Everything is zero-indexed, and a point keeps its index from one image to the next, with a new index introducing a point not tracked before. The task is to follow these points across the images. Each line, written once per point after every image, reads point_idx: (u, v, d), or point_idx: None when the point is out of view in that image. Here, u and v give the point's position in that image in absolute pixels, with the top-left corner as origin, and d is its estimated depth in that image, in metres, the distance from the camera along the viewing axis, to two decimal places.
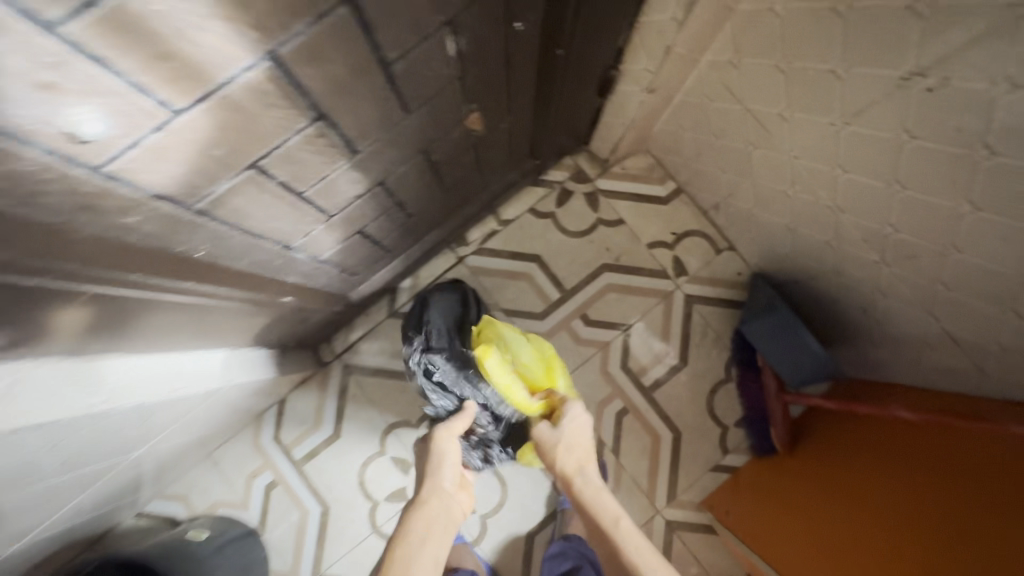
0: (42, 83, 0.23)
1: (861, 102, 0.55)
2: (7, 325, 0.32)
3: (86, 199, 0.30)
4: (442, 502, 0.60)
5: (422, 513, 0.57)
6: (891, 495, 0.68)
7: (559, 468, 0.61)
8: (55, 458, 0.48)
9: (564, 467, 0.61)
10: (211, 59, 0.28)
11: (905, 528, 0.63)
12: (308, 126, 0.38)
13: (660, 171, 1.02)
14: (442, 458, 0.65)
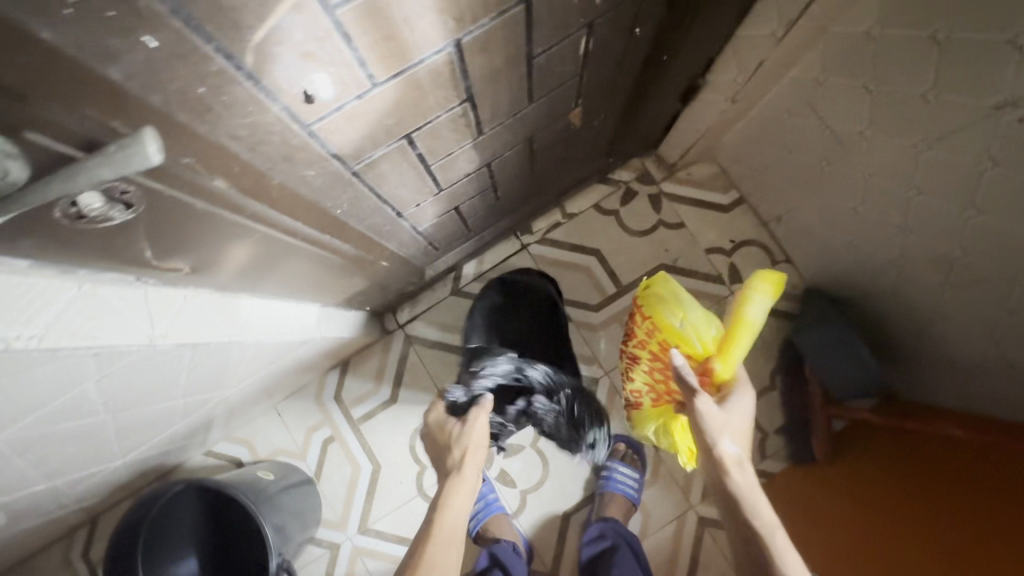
0: (305, 53, 0.29)
1: (947, 127, 0.58)
2: (204, 248, 0.38)
3: (291, 151, 0.36)
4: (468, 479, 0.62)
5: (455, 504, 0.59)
6: (946, 510, 0.70)
7: (719, 452, 0.57)
8: (186, 376, 0.54)
9: (726, 453, 0.57)
10: (417, 42, 0.33)
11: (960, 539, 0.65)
12: (456, 107, 0.43)
13: (724, 180, 1.06)
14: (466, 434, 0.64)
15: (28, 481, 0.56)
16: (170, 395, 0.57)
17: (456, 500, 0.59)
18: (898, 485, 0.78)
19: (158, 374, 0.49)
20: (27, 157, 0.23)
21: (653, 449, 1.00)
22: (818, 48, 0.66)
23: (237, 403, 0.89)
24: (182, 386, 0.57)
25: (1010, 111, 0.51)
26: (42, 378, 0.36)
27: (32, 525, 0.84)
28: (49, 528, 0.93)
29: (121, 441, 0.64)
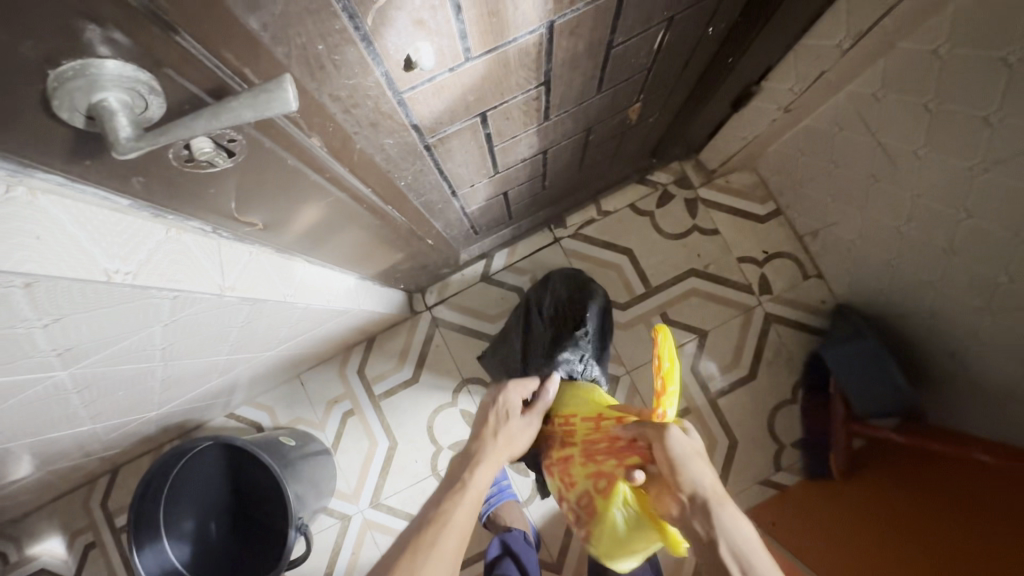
0: (417, 20, 0.30)
1: (1007, 151, 0.58)
2: (283, 202, 0.39)
3: (379, 116, 0.37)
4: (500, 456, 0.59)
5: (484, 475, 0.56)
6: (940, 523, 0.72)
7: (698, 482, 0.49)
8: (235, 332, 0.56)
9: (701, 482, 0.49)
10: (516, 21, 0.34)
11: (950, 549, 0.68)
12: (533, 89, 0.44)
13: (762, 190, 1.06)
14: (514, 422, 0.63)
15: (74, 421, 0.58)
16: (216, 349, 0.58)
17: (486, 470, 0.57)
18: (902, 501, 0.79)
19: (213, 325, 0.50)
20: (165, 95, 0.24)
21: None
22: (880, 63, 0.66)
23: (266, 368, 0.90)
24: (228, 342, 0.58)
25: None
26: (121, 317, 0.38)
27: (59, 469, 0.86)
28: (73, 474, 0.95)
29: (160, 391, 0.66)
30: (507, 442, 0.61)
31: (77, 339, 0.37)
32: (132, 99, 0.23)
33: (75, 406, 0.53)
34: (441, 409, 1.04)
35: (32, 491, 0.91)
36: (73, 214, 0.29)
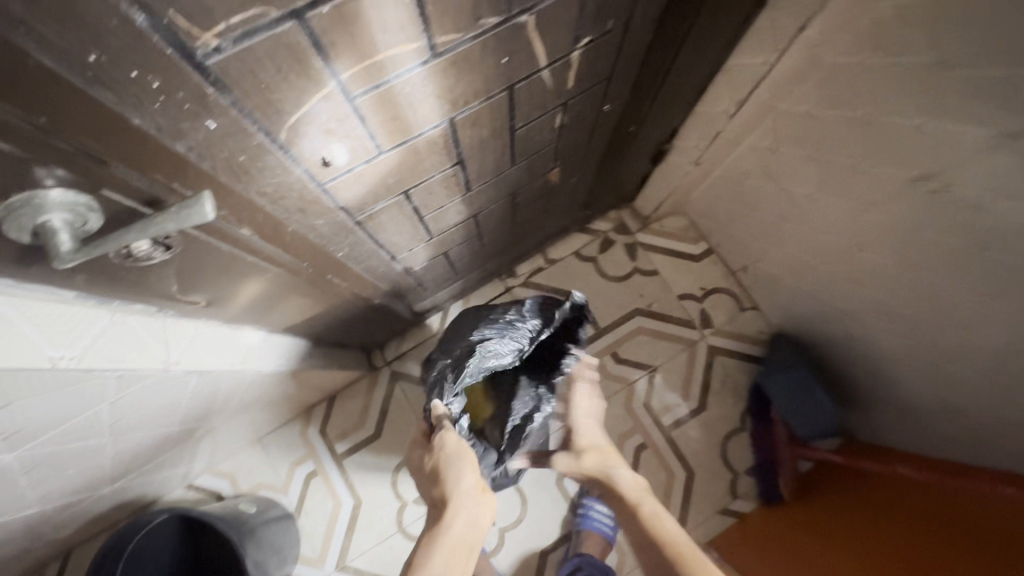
0: (328, 130, 0.36)
1: (877, 194, 0.67)
2: (222, 281, 0.44)
3: (306, 204, 0.42)
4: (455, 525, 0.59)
5: (444, 551, 0.57)
6: (885, 533, 0.77)
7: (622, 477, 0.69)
8: (186, 403, 0.58)
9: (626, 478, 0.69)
10: (418, 121, 0.40)
11: (902, 551, 0.72)
12: (449, 169, 0.50)
13: (694, 232, 1.15)
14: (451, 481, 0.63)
15: (19, 502, 0.58)
16: (166, 420, 0.60)
17: (441, 541, 0.57)
18: (845, 516, 0.84)
19: (162, 398, 0.52)
20: (103, 212, 0.29)
21: None
22: (767, 122, 0.76)
23: (225, 434, 0.91)
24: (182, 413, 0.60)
25: (926, 183, 0.60)
26: (70, 397, 0.41)
27: (8, 555, 0.83)
28: (22, 561, 0.92)
29: (112, 465, 0.67)
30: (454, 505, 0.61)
31: (24, 424, 0.39)
32: (73, 219, 0.28)
33: (22, 487, 0.54)
34: (405, 463, 1.05)
35: None
36: (19, 310, 0.32)
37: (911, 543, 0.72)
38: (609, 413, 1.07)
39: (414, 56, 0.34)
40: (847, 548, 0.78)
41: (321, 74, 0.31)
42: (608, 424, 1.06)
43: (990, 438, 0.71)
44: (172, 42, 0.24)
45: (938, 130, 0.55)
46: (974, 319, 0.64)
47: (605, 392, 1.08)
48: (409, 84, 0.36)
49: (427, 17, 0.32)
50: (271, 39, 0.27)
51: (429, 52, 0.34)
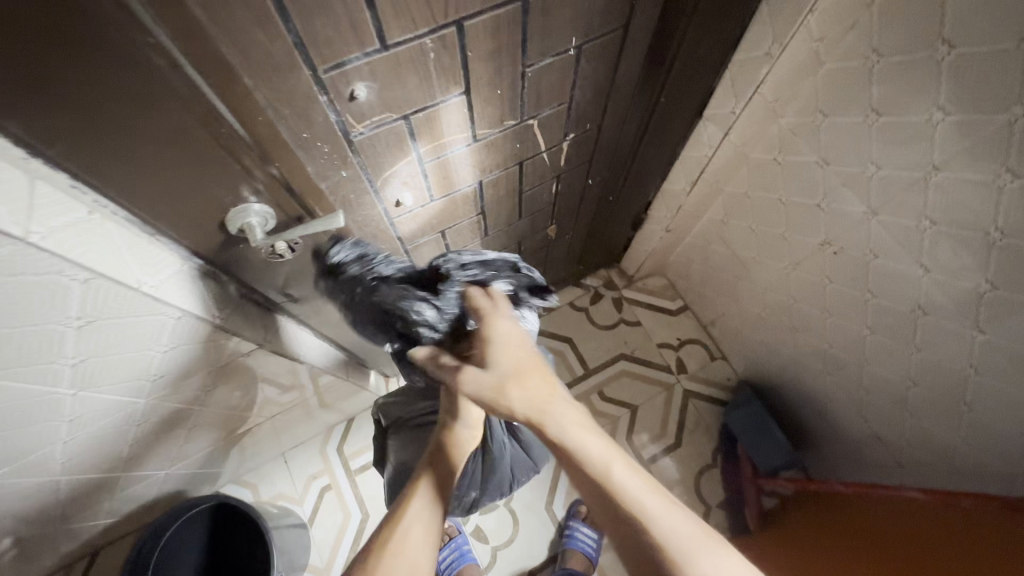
0: (404, 182, 0.56)
1: (800, 255, 0.87)
2: (317, 283, 0.63)
3: (379, 231, 0.62)
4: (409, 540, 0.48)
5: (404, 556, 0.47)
6: (832, 544, 0.87)
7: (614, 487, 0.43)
8: (250, 378, 0.75)
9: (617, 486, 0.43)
10: (461, 181, 0.62)
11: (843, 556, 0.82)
12: (474, 217, 0.71)
13: (672, 291, 1.34)
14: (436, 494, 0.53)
15: (111, 462, 0.74)
16: (232, 394, 0.77)
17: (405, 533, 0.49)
18: (803, 538, 0.95)
19: (246, 368, 0.72)
20: (274, 217, 0.46)
21: None
22: (719, 200, 0.98)
23: (260, 439, 1.05)
24: (242, 387, 0.77)
25: (831, 247, 0.79)
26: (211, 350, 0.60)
27: (55, 538, 0.93)
28: (57, 551, 1.00)
29: (186, 441, 0.83)
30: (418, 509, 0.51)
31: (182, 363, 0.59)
32: (259, 221, 0.45)
33: (126, 442, 0.70)
34: None
35: None
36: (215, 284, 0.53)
37: (851, 549, 0.82)
38: None
39: (463, 140, 0.55)
40: (801, 561, 0.89)
41: (409, 148, 0.52)
42: None
43: (908, 461, 0.84)
44: (342, 128, 0.45)
45: (830, 207, 0.75)
46: (879, 355, 0.81)
47: None
48: (457, 157, 0.57)
49: (473, 119, 0.53)
50: (389, 128, 0.48)
51: (472, 138, 0.56)
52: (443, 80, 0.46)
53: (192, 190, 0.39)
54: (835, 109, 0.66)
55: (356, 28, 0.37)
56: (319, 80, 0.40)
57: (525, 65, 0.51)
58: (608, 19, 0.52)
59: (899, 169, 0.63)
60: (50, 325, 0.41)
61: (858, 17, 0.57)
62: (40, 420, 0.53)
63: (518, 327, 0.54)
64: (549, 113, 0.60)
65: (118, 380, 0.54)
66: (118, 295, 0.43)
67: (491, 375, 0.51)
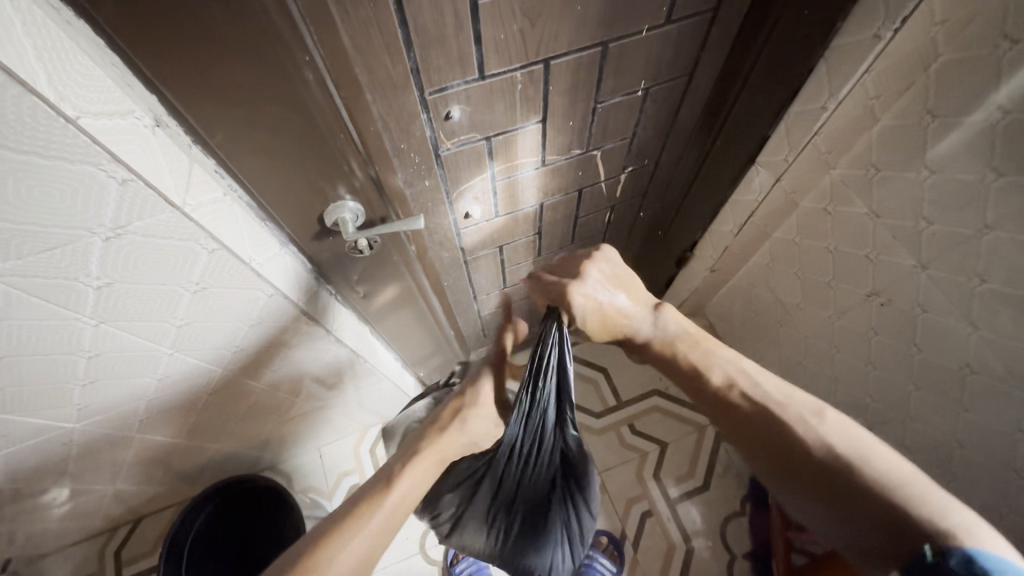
0: (475, 197, 0.63)
1: (845, 304, 0.87)
2: (389, 286, 0.70)
3: (445, 239, 0.69)
4: (353, 549, 0.50)
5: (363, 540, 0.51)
6: None
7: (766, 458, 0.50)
8: (310, 366, 0.82)
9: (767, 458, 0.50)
10: (525, 200, 0.68)
11: None
12: (532, 237, 0.79)
13: (711, 332, 1.36)
14: (402, 509, 0.55)
15: (177, 428, 0.80)
16: (290, 379, 0.83)
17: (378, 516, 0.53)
18: None
19: (310, 355, 0.79)
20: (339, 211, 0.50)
21: (632, 548, 1.13)
22: (766, 245, 1.00)
23: (302, 430, 1.11)
24: (299, 374, 0.83)
25: (878, 299, 0.80)
26: (283, 329, 0.66)
27: (104, 500, 0.99)
28: (103, 513, 1.07)
29: (239, 419, 0.89)
30: (378, 524, 0.53)
31: (259, 338, 0.66)
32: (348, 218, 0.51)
33: (195, 408, 0.77)
34: None
35: (68, 524, 1.03)
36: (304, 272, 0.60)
37: None
38: (622, 477, 1.21)
39: (533, 164, 0.62)
40: None
41: (485, 166, 0.58)
42: (619, 486, 1.20)
43: None
44: (434, 142, 0.52)
45: (879, 258, 0.77)
46: (925, 413, 0.80)
47: (620, 456, 1.24)
48: (525, 178, 0.64)
49: (545, 146, 0.59)
50: (472, 147, 0.55)
51: (541, 163, 0.62)
52: (526, 109, 0.53)
53: (304, 185, 0.46)
54: (888, 164, 0.69)
55: (462, 59, 0.44)
56: (424, 100, 0.47)
57: (597, 102, 0.56)
58: (675, 66, 0.57)
59: (952, 226, 0.64)
60: (173, 285, 0.48)
61: (914, 80, 0.60)
62: (138, 373, 0.60)
63: (609, 268, 0.63)
64: (611, 146, 0.66)
65: (207, 347, 0.62)
66: (232, 267, 0.50)
67: (588, 310, 0.60)
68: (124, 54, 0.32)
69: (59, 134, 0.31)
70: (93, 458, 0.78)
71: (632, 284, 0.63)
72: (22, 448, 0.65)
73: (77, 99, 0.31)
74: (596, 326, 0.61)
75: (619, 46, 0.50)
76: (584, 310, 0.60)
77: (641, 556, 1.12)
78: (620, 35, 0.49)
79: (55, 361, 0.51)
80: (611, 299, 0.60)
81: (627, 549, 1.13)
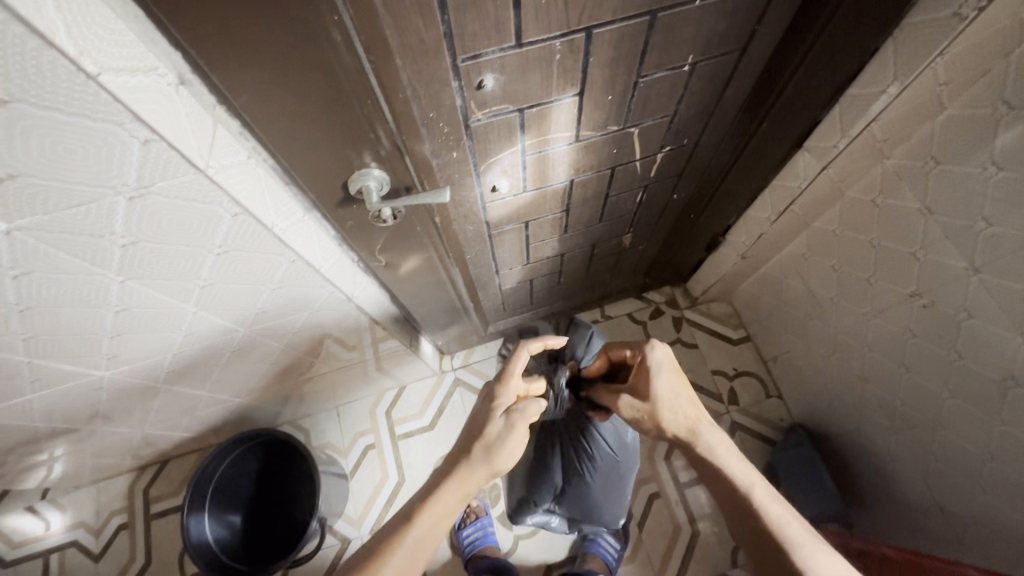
0: (503, 171, 0.61)
1: (882, 302, 0.83)
2: (414, 257, 0.69)
3: (469, 212, 0.67)
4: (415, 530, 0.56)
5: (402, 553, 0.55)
6: None
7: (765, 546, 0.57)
8: (329, 330, 0.82)
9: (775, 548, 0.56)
10: (555, 177, 0.66)
11: None
12: (559, 213, 0.76)
13: (735, 320, 1.33)
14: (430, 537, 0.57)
15: (201, 381, 0.82)
16: (310, 341, 0.84)
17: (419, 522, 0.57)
18: None
19: (331, 320, 0.79)
20: (365, 175, 0.49)
21: (638, 528, 1.14)
22: (802, 234, 0.96)
23: (320, 390, 1.13)
24: (320, 337, 0.84)
25: (920, 300, 0.76)
26: (302, 294, 0.66)
27: (135, 442, 1.04)
28: (133, 453, 1.12)
29: (260, 377, 0.91)
30: (404, 555, 0.55)
31: (280, 302, 0.66)
32: (375, 186, 0.50)
33: (218, 364, 0.78)
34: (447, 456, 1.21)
35: (103, 461, 1.10)
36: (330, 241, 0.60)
37: None
38: None
39: (566, 139, 0.59)
40: None
41: (517, 139, 0.56)
42: None
43: (968, 534, 0.83)
44: (464, 112, 0.50)
45: (926, 257, 0.72)
46: (957, 420, 0.77)
47: None
48: (557, 154, 0.61)
49: (580, 121, 0.57)
50: (504, 119, 0.52)
51: (575, 138, 0.59)
52: (562, 81, 0.50)
53: (331, 150, 0.44)
54: (949, 156, 0.63)
55: (499, 26, 0.41)
56: (456, 68, 0.44)
57: (640, 75, 0.53)
58: (727, 40, 0.53)
59: (1011, 230, 0.59)
60: (198, 248, 0.48)
61: (993, 66, 0.53)
62: (164, 329, 0.61)
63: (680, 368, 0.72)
64: (650, 124, 0.62)
65: (231, 307, 0.62)
66: (255, 232, 0.50)
67: (663, 377, 0.68)
68: (145, 6, 0.30)
69: (81, 90, 0.31)
70: (123, 404, 0.81)
71: (684, 381, 0.69)
72: (56, 392, 0.68)
73: (98, 54, 0.30)
74: (663, 397, 0.68)
75: (668, 16, 0.47)
76: (659, 365, 0.69)
77: (645, 535, 1.13)
78: (671, 3, 0.45)
79: (85, 313, 0.52)
80: (679, 382, 0.69)
81: (631, 528, 1.14)
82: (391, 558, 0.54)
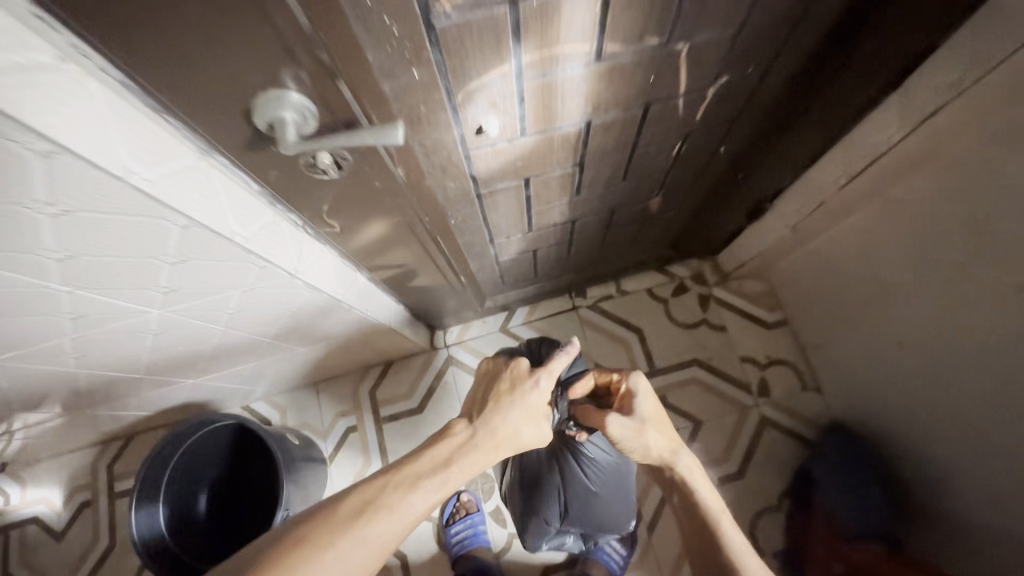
0: (491, 104, 0.43)
1: (978, 294, 0.66)
2: (377, 222, 0.53)
3: (449, 163, 0.50)
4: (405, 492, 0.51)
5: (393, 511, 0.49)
6: None
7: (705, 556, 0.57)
8: (282, 311, 0.64)
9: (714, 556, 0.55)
10: (565, 116, 0.48)
11: None
12: (570, 168, 0.58)
13: (771, 300, 1.14)
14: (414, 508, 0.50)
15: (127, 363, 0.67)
16: (262, 326, 0.67)
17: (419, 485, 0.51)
18: None
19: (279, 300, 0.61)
20: (286, 101, 0.33)
21: (646, 532, 1.01)
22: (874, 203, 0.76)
23: (292, 369, 0.99)
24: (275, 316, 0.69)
25: None
26: (219, 271, 0.48)
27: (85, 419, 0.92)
28: (89, 429, 1.01)
29: (209, 361, 0.76)
30: (386, 520, 0.48)
31: (189, 281, 0.48)
32: (299, 119, 0.35)
33: (140, 346, 0.63)
34: None
35: (55, 437, 0.99)
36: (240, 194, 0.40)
37: None
38: None
39: (581, 57, 0.41)
40: None
41: (508, 54, 0.38)
42: None
43: None
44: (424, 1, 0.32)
45: None
46: None
47: None
48: (568, 79, 0.43)
49: (603, 28, 0.38)
50: (488, 17, 0.34)
51: (594, 57, 0.41)
52: None
53: None
54: None
55: None
56: None
57: None
58: None
59: None
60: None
61: None
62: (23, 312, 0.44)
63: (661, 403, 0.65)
64: (706, 38, 0.43)
65: (117, 288, 0.45)
66: (91, 180, 0.31)
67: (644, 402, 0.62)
68: None
69: None
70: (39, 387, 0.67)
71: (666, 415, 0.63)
72: None
73: None
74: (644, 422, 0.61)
75: None
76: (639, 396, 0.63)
77: (655, 540, 1.01)
78: None
79: None
80: (659, 414, 0.63)
81: (640, 531, 1.01)
82: (365, 517, 0.48)
